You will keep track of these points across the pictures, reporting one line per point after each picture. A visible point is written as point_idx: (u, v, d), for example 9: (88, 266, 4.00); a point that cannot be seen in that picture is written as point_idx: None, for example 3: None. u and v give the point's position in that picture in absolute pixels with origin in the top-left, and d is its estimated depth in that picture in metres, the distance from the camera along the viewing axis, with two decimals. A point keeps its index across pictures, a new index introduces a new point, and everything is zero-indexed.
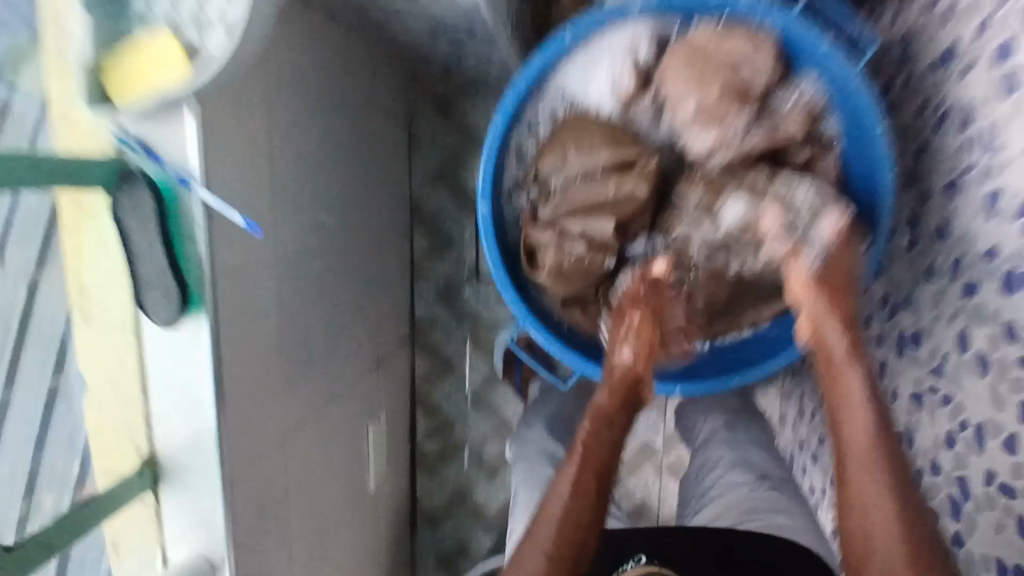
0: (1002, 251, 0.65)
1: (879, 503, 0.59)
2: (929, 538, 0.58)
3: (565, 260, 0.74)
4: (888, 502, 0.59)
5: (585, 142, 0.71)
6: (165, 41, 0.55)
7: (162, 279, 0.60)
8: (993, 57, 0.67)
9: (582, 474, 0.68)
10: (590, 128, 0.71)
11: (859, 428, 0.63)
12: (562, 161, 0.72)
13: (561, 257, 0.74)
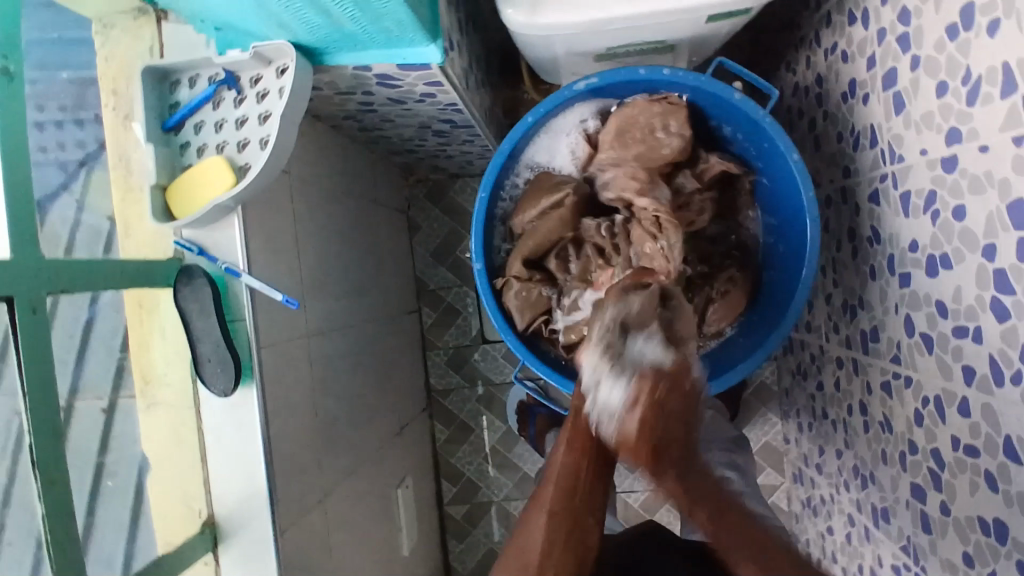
0: (920, 242, 0.76)
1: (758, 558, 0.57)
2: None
3: (518, 297, 0.84)
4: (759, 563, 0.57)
5: (526, 198, 0.85)
6: (214, 161, 0.70)
7: (217, 352, 0.70)
8: (881, 85, 0.81)
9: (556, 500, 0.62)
10: (529, 184, 0.85)
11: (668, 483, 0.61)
12: (514, 215, 0.86)
13: (518, 293, 0.84)
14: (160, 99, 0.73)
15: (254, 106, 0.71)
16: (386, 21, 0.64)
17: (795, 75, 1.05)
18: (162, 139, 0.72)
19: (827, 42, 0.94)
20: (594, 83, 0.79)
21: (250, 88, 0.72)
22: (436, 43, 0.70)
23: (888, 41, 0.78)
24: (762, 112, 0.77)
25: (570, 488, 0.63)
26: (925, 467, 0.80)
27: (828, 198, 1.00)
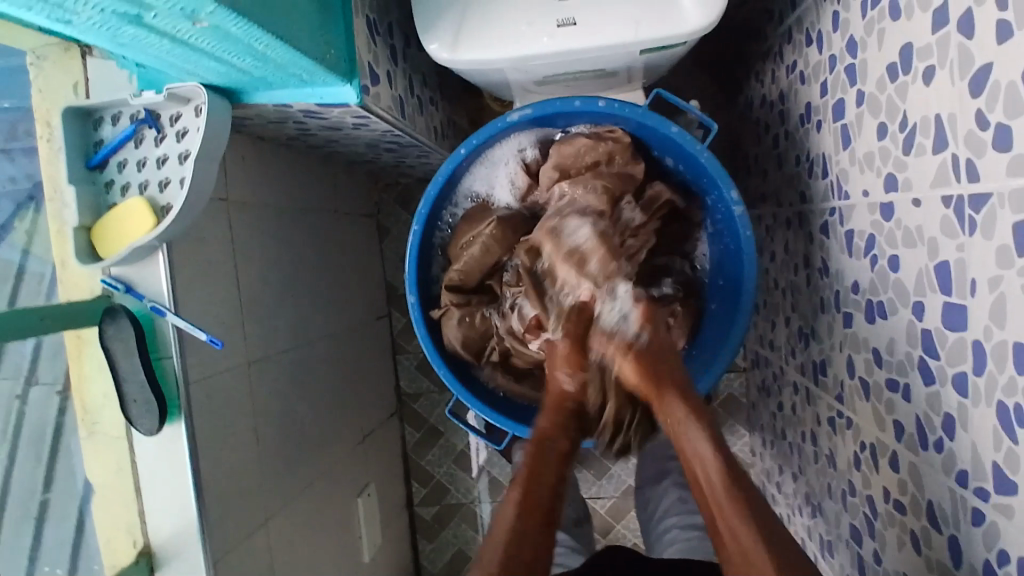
0: (861, 284, 0.74)
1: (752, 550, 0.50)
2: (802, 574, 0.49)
3: (456, 322, 0.83)
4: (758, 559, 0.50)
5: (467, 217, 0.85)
6: (134, 203, 0.70)
7: (142, 393, 0.71)
8: (831, 116, 0.77)
9: (522, 511, 0.56)
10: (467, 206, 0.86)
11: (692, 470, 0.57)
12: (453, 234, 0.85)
13: (456, 319, 0.83)
14: (83, 137, 0.73)
15: (174, 145, 0.71)
16: (292, 69, 0.62)
17: (761, 87, 1.02)
18: (86, 177, 0.72)
19: (787, 59, 0.90)
20: (528, 114, 0.76)
21: (171, 126, 0.71)
22: (353, 83, 0.68)
23: (837, 71, 0.74)
24: (700, 147, 0.75)
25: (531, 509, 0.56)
26: (862, 511, 0.79)
27: (788, 219, 0.97)
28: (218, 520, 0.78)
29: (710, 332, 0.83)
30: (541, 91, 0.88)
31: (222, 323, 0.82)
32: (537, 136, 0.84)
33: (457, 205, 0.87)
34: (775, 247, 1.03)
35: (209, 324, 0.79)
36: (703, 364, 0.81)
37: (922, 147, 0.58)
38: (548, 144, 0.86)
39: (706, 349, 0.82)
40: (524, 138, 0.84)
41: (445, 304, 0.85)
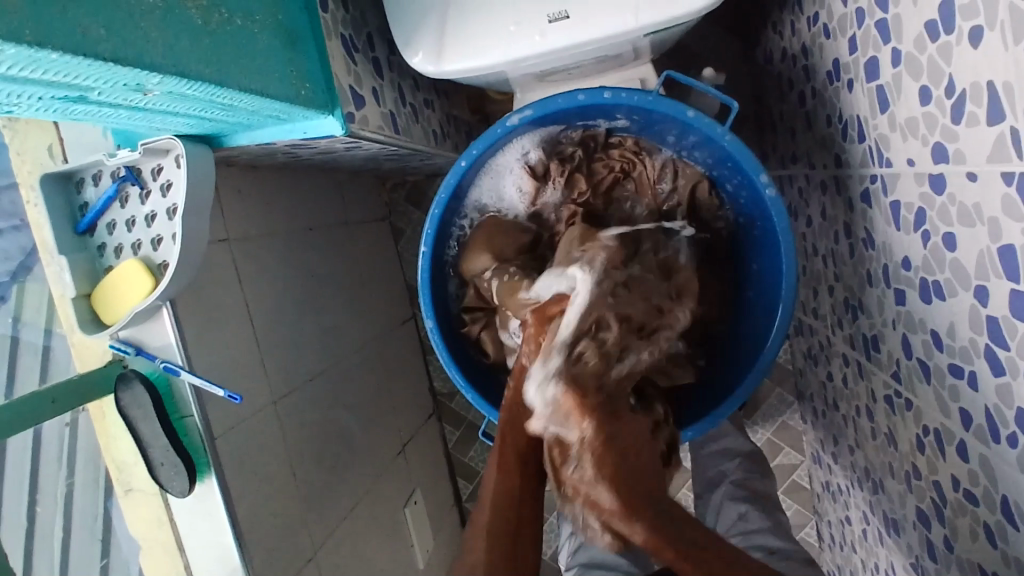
0: (913, 260, 0.68)
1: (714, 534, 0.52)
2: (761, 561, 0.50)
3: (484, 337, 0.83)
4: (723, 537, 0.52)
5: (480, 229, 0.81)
6: (130, 264, 0.67)
7: (167, 455, 0.69)
8: (864, 76, 0.72)
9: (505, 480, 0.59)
10: (477, 217, 0.83)
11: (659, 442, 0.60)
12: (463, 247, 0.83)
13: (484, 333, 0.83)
14: (67, 201, 0.70)
15: (161, 200, 0.67)
16: (265, 112, 0.58)
17: (781, 39, 0.96)
18: (77, 243, 0.70)
19: (808, 11, 0.85)
20: (529, 116, 0.71)
21: (153, 180, 0.68)
22: (334, 114, 0.63)
23: (867, 25, 0.70)
24: (720, 130, 0.68)
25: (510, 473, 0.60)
26: (929, 496, 0.74)
27: (823, 183, 0.90)
28: (261, 566, 0.77)
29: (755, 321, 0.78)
30: (549, 80, 0.83)
31: (243, 369, 0.80)
32: (541, 136, 0.80)
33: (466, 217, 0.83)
34: (811, 212, 0.96)
35: (229, 373, 0.77)
36: (751, 358, 0.76)
37: (974, 117, 0.52)
38: (554, 142, 0.82)
39: (752, 339, 0.78)
40: (527, 142, 0.80)
41: (479, 318, 0.83)
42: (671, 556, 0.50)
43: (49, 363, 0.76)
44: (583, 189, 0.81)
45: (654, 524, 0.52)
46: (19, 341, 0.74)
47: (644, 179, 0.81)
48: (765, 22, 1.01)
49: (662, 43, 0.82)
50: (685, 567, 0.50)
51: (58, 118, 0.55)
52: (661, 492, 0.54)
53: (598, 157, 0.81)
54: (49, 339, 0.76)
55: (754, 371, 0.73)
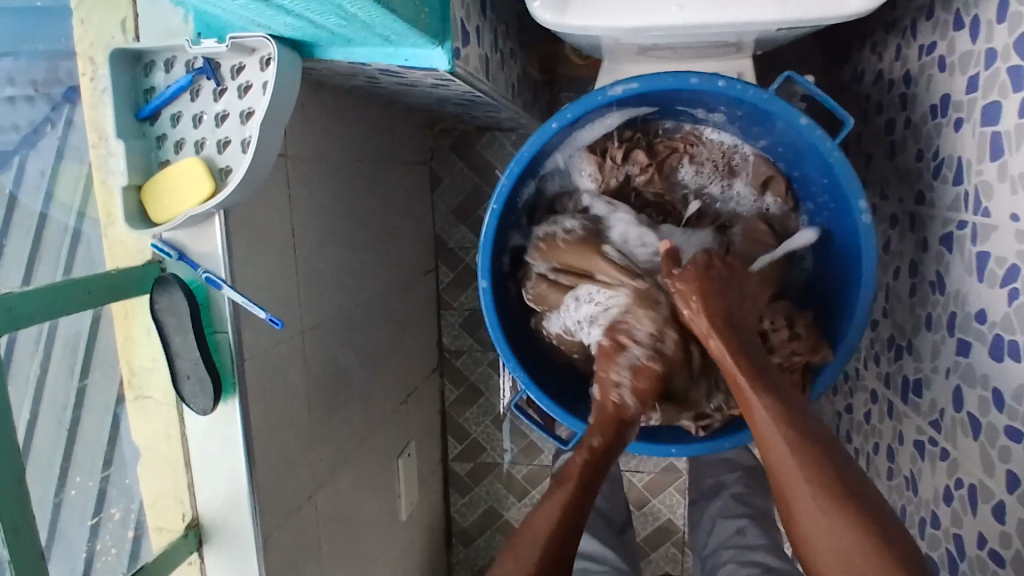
0: (990, 314, 0.67)
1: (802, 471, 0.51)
2: (855, 497, 0.49)
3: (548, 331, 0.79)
4: (812, 474, 0.51)
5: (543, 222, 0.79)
6: (189, 162, 0.63)
7: (196, 369, 0.66)
8: (979, 118, 0.69)
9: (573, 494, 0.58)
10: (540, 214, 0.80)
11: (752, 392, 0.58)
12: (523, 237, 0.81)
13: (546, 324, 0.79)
14: (133, 83, 0.65)
15: (236, 102, 0.63)
16: (378, 30, 0.54)
17: (879, 61, 0.92)
18: (136, 130, 0.65)
19: (923, 39, 0.81)
20: (633, 89, 0.67)
21: (231, 79, 0.63)
22: (444, 46, 0.59)
23: (997, 68, 0.66)
24: (829, 146, 0.65)
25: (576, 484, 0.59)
26: (944, 548, 0.74)
27: (893, 217, 0.88)
28: (269, 496, 0.76)
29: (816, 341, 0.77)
30: (647, 56, 0.79)
31: (279, 293, 0.76)
32: (629, 116, 0.76)
33: (533, 186, 0.79)
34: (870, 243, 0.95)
35: (265, 296, 0.74)
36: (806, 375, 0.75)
37: None
38: (641, 121, 0.78)
39: None
40: (612, 120, 0.76)
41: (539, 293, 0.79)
42: (789, 467, 0.52)
43: (41, 242, 0.68)
44: (645, 165, 0.77)
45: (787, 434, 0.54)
46: (48, 219, 0.69)
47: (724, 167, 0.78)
48: (863, 40, 0.97)
49: (770, 40, 0.77)
50: (798, 489, 0.51)
51: None
52: (799, 414, 0.56)
53: (659, 142, 0.78)
54: (47, 207, 0.69)
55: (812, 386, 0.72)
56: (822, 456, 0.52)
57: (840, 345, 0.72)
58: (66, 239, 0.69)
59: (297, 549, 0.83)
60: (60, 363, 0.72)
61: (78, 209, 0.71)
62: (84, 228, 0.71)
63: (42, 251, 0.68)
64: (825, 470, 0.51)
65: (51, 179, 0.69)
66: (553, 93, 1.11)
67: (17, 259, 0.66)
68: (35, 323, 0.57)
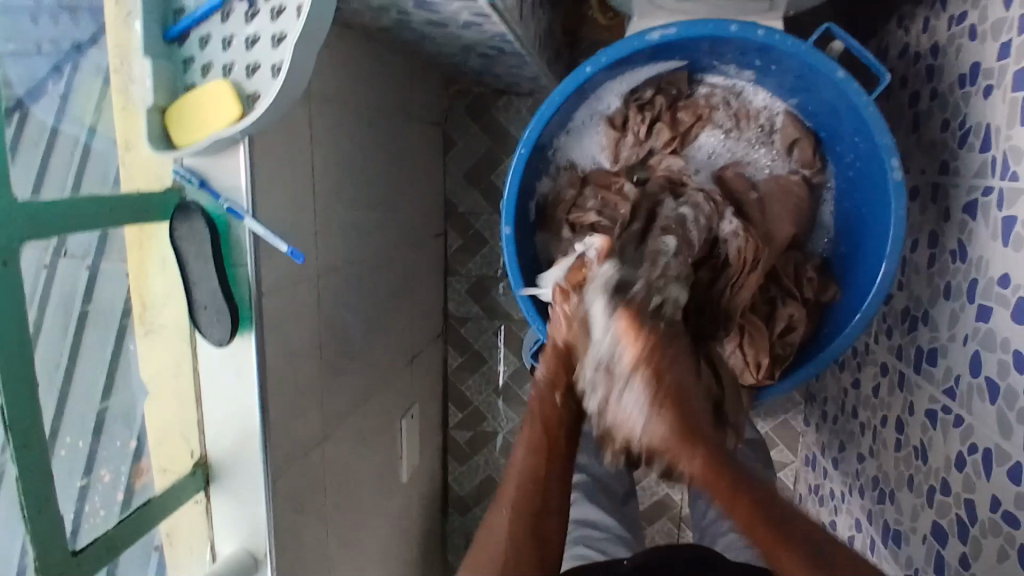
0: (1014, 278, 0.67)
1: (803, 574, 0.50)
2: None
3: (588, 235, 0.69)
4: (815, 575, 0.50)
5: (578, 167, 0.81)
6: (220, 86, 0.61)
7: (214, 300, 0.65)
8: (1010, 83, 0.69)
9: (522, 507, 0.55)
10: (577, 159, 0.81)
11: (715, 457, 0.52)
12: (548, 185, 0.81)
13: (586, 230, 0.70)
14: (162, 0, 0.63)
15: (268, 25, 0.61)
16: None
17: (906, 35, 0.92)
18: (163, 51, 0.64)
19: (954, 8, 0.81)
20: (671, 36, 0.67)
21: (264, 1, 0.61)
22: None
23: None
24: (866, 99, 0.65)
25: (540, 449, 0.57)
26: (953, 513, 0.75)
27: (914, 189, 0.88)
28: (278, 436, 0.75)
29: (837, 302, 0.77)
30: (676, 9, 0.79)
31: (297, 231, 0.75)
32: (658, 72, 0.76)
33: (563, 138, 0.79)
34: None
35: (285, 231, 0.73)
36: (829, 335, 0.75)
37: None
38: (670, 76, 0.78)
39: (831, 319, 0.77)
40: (641, 76, 0.76)
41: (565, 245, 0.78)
42: (761, 533, 0.51)
43: (54, 151, 0.63)
44: (668, 139, 0.77)
45: (743, 489, 0.52)
46: (58, 132, 0.64)
47: (751, 125, 0.77)
48: (890, 14, 0.97)
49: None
50: (788, 573, 0.50)
51: None
52: (727, 464, 0.53)
53: (681, 105, 0.77)
54: (58, 121, 0.64)
55: (838, 338, 0.72)
56: (806, 547, 0.51)
57: (866, 297, 0.72)
58: (77, 152, 0.65)
59: (302, 495, 0.82)
60: (54, 317, 0.64)
61: (89, 124, 0.68)
62: (94, 143, 0.67)
63: (53, 166, 0.62)
64: (798, 544, 0.51)
65: (67, 93, 0.66)
66: (573, 56, 1.11)
67: (30, 163, 0.59)
68: (57, 234, 0.56)
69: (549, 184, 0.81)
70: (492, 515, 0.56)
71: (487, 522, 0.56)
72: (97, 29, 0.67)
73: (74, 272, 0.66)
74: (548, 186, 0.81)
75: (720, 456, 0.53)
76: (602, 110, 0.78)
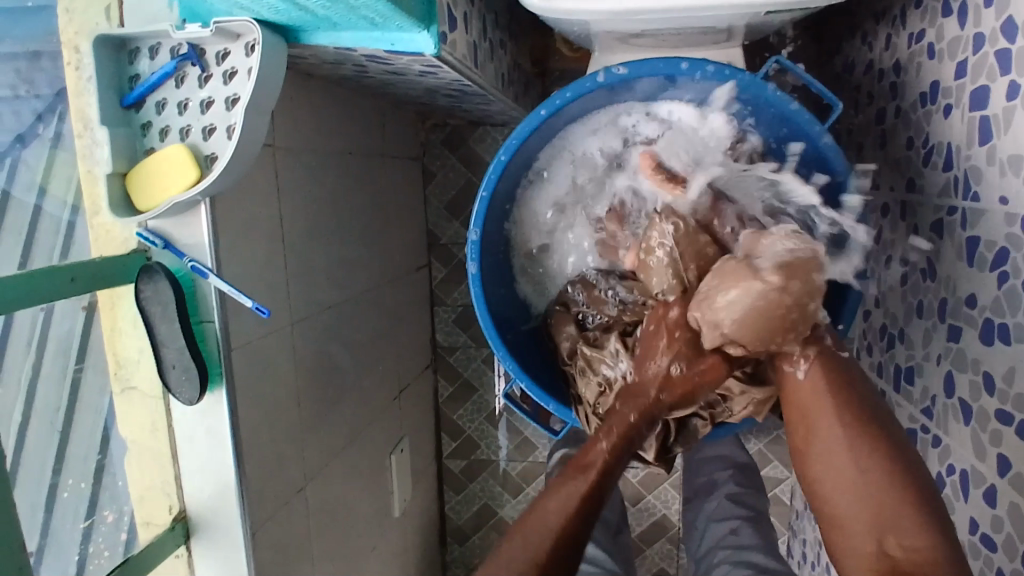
0: (980, 299, 0.67)
1: (838, 442, 0.54)
2: (905, 476, 0.52)
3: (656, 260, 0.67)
4: (849, 443, 0.54)
5: (568, 176, 0.81)
6: (176, 150, 0.62)
7: (181, 359, 0.66)
8: (967, 103, 0.69)
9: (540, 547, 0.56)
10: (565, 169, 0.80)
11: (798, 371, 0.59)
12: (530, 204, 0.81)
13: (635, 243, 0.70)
14: (117, 69, 0.65)
15: (221, 88, 0.63)
16: (362, 11, 0.54)
17: (869, 52, 0.93)
18: (121, 117, 0.65)
19: (912, 26, 0.81)
20: (622, 75, 0.68)
21: (216, 65, 0.63)
22: (429, 30, 0.59)
23: (985, 51, 0.66)
24: (818, 128, 0.67)
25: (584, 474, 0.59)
26: None
27: (884, 206, 0.88)
28: (257, 487, 0.75)
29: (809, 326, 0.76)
30: (633, 44, 0.80)
31: (265, 283, 0.76)
32: (615, 110, 0.77)
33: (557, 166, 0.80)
34: None
35: (252, 284, 0.73)
36: None
37: None
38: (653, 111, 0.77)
39: None
40: (598, 113, 0.77)
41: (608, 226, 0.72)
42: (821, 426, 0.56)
43: (35, 233, 0.67)
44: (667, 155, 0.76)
45: (831, 397, 0.57)
46: (42, 212, 0.68)
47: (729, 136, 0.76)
48: (854, 30, 0.98)
49: (759, 28, 0.77)
50: (826, 430, 0.55)
51: None
52: (834, 364, 0.59)
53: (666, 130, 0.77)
54: (41, 201, 0.68)
55: None
56: (854, 412, 0.56)
57: (838, 319, 0.71)
58: (60, 233, 0.69)
59: (286, 542, 0.82)
60: (52, 366, 0.71)
61: (72, 202, 0.70)
62: (77, 220, 0.70)
63: (35, 245, 0.67)
64: (850, 417, 0.55)
65: (45, 173, 0.68)
66: (544, 86, 1.12)
67: (11, 252, 0.65)
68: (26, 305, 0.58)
69: (523, 213, 0.82)
70: (504, 547, 0.57)
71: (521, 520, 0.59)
72: (57, 97, 0.69)
73: (70, 315, 0.70)
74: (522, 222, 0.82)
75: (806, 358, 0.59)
76: (562, 149, 0.79)
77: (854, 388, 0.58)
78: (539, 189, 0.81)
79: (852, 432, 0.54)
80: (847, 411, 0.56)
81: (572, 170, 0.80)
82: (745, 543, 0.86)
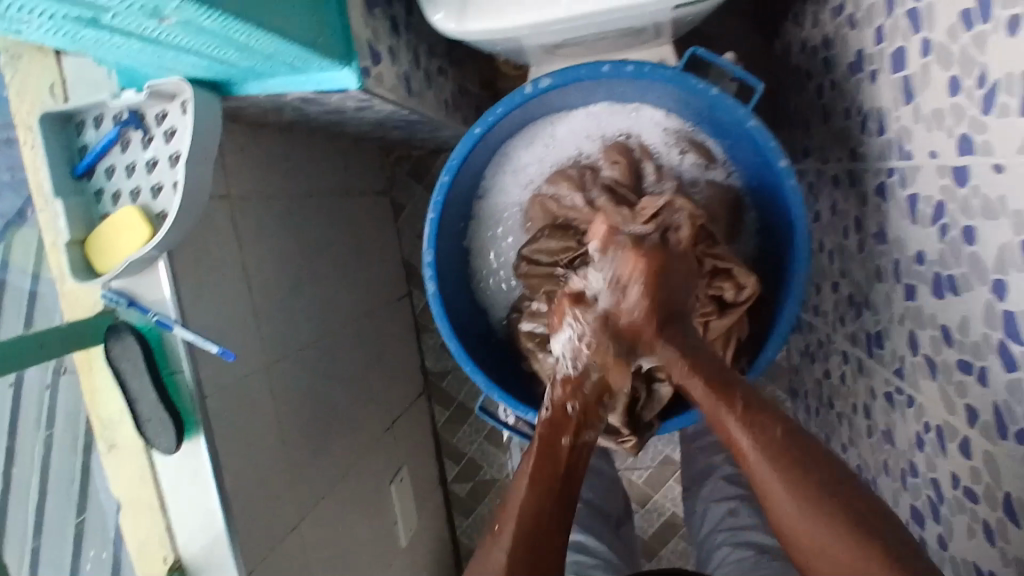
0: (927, 254, 0.68)
1: (819, 536, 0.46)
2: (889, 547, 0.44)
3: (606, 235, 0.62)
4: (830, 532, 0.45)
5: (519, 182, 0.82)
6: (126, 211, 0.64)
7: (155, 411, 0.67)
8: (889, 66, 0.71)
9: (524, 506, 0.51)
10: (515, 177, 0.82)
11: (754, 458, 0.49)
12: (486, 212, 0.82)
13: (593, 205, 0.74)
14: (66, 143, 0.68)
15: (164, 147, 0.65)
16: (281, 57, 0.57)
17: (801, 31, 0.95)
18: (74, 187, 0.67)
19: (833, 1, 0.84)
20: (547, 85, 0.70)
21: (157, 126, 0.66)
22: (350, 66, 0.62)
23: (896, 15, 0.68)
24: (741, 110, 0.69)
25: (545, 469, 0.53)
26: (924, 494, 0.74)
27: (835, 177, 0.89)
28: (246, 529, 0.76)
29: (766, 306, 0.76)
30: (565, 53, 0.82)
31: (234, 328, 0.78)
32: (552, 120, 0.79)
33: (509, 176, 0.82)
34: (820, 208, 0.96)
35: (219, 332, 0.75)
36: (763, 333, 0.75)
37: (1007, 107, 0.52)
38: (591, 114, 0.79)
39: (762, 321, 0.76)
40: (536, 124, 0.79)
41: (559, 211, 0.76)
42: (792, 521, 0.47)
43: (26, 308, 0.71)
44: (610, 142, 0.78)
45: (794, 480, 0.47)
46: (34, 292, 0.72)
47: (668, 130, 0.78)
48: (786, 13, 1.00)
49: (683, 22, 0.80)
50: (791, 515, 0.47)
51: (69, 43, 0.54)
52: (769, 424, 0.50)
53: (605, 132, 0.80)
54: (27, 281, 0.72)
55: (774, 335, 0.71)
56: (825, 482, 0.47)
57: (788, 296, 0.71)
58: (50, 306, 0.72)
59: None
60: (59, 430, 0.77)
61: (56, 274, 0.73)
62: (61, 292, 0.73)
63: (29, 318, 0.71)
64: (818, 500, 0.46)
65: (4, 249, 0.71)
66: None
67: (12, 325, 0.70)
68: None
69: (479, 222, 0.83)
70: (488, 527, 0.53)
71: (488, 530, 0.53)
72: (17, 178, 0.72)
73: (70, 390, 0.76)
74: (483, 233, 0.83)
75: (751, 435, 0.50)
76: (506, 161, 0.81)
77: (816, 452, 0.49)
78: (493, 199, 0.82)
79: (823, 511, 0.46)
80: (810, 486, 0.47)
81: (522, 177, 0.82)
82: (745, 523, 0.85)
